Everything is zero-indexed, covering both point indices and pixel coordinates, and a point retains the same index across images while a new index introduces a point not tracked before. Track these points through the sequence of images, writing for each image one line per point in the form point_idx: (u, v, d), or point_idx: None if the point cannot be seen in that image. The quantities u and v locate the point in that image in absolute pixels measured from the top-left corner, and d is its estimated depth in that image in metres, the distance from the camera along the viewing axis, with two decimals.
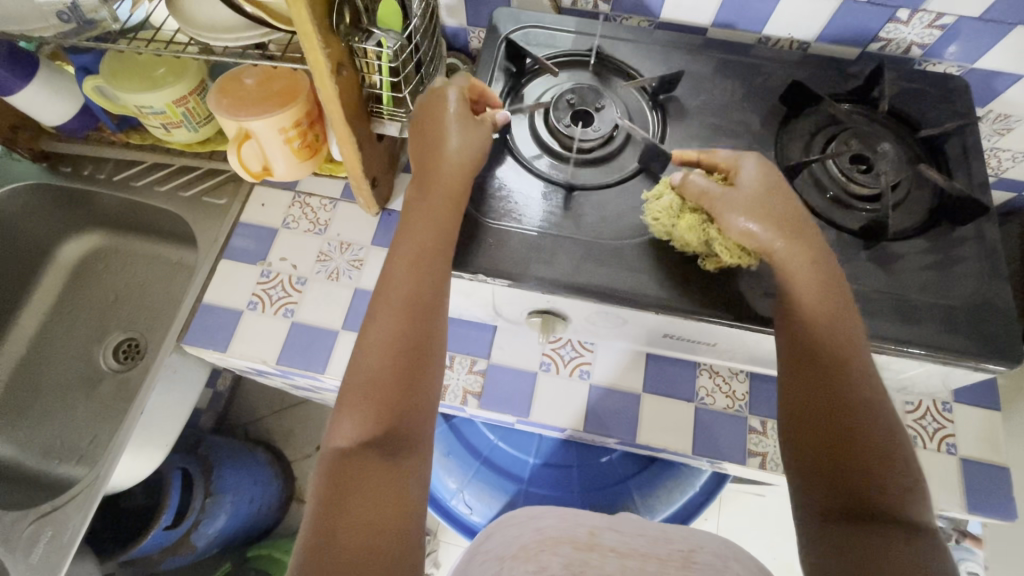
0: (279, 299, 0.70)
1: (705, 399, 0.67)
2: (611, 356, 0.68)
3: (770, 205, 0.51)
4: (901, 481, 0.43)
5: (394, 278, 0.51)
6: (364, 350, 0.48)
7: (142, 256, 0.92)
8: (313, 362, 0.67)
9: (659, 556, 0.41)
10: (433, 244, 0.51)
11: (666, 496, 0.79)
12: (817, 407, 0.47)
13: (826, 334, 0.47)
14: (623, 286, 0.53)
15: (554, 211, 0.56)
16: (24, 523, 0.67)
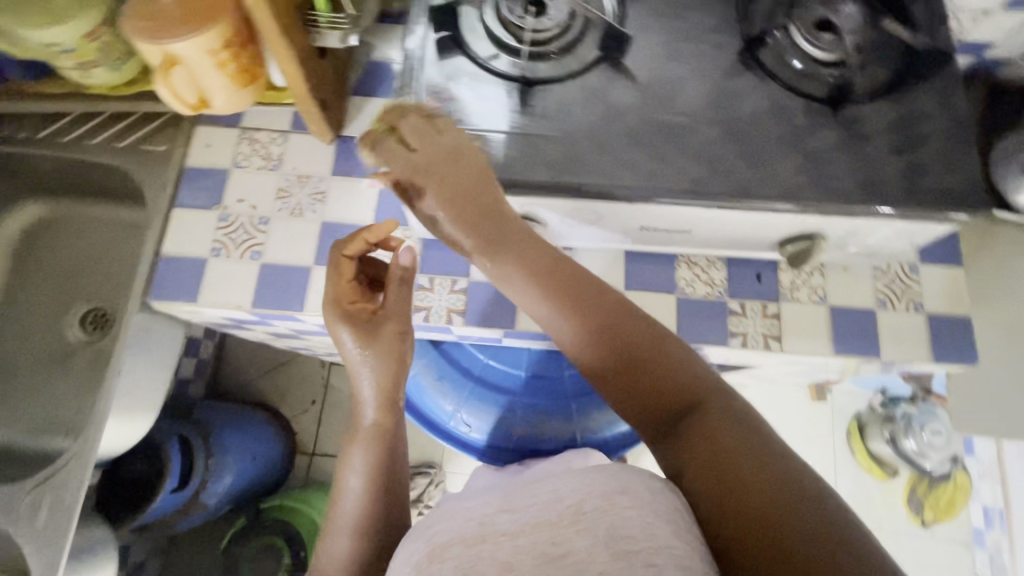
0: (243, 242, 0.67)
1: (685, 289, 0.68)
2: (591, 258, 0.68)
3: (454, 162, 0.49)
4: (678, 374, 0.45)
5: (345, 486, 0.59)
6: (330, 554, 0.58)
7: (93, 222, 0.87)
8: (289, 302, 0.66)
9: (548, 520, 0.39)
10: (367, 458, 0.59)
11: None
12: (601, 355, 0.47)
13: (573, 301, 0.48)
14: (594, 180, 0.53)
15: (515, 109, 0.55)
16: (19, 496, 0.65)
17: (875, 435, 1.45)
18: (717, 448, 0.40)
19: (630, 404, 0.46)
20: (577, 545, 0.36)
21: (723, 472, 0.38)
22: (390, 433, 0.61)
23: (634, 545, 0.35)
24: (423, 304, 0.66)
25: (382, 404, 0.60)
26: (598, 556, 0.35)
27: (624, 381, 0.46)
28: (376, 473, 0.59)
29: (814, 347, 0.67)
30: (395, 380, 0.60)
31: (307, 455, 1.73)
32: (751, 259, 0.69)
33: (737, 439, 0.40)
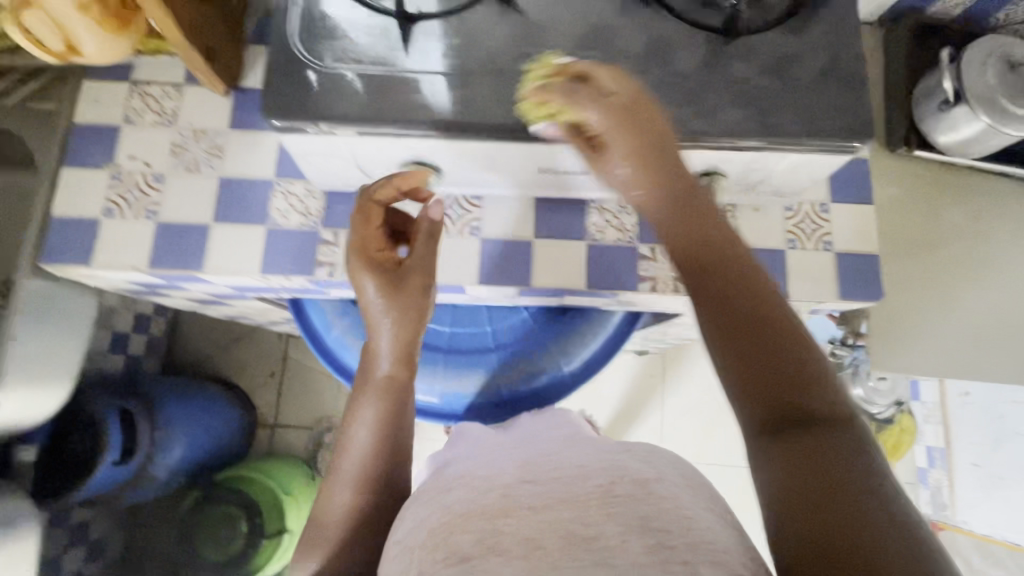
0: (137, 201, 0.65)
1: (596, 235, 0.67)
2: (501, 207, 0.67)
3: (629, 104, 0.46)
4: (803, 363, 0.39)
5: (354, 433, 0.57)
6: (326, 498, 0.56)
7: None
8: (188, 261, 0.64)
9: (580, 499, 0.41)
10: (376, 409, 0.57)
11: (580, 341, 0.82)
12: (714, 279, 0.42)
13: (700, 230, 0.45)
14: (479, 119, 0.51)
15: (395, 47, 0.52)
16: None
17: None
18: (828, 473, 0.34)
19: (716, 327, 0.41)
20: (607, 531, 0.39)
21: (818, 492, 0.34)
22: (403, 386, 0.59)
23: (671, 540, 0.37)
24: (327, 260, 0.65)
25: (399, 359, 0.59)
26: (631, 545, 0.38)
27: (728, 311, 0.41)
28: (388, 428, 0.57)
29: None
30: (413, 333, 0.60)
31: (268, 428, 1.73)
32: None
33: (854, 476, 0.34)
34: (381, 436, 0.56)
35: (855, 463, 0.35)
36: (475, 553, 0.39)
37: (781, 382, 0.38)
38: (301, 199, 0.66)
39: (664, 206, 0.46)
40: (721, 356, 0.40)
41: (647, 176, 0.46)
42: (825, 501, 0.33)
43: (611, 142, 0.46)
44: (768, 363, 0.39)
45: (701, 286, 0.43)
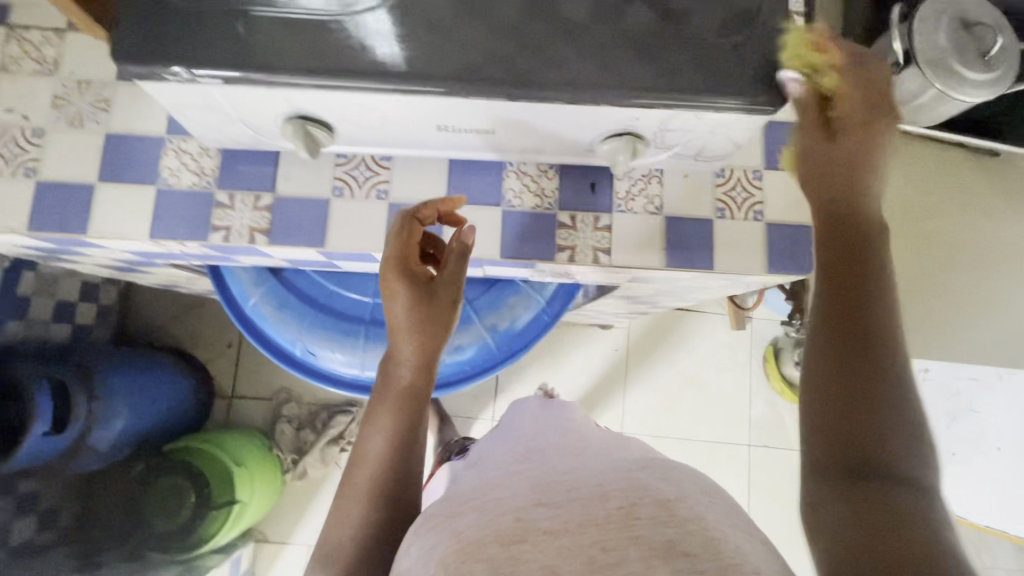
0: (15, 157, 0.60)
1: (512, 201, 0.63)
2: (411, 169, 0.63)
3: (874, 96, 0.49)
4: (891, 402, 0.41)
5: (368, 447, 0.57)
6: (337, 519, 0.54)
7: None
8: (71, 223, 0.60)
9: (597, 521, 0.40)
10: (388, 425, 0.58)
11: (509, 314, 0.79)
12: (850, 280, 0.46)
13: (858, 243, 0.48)
14: (356, 67, 0.46)
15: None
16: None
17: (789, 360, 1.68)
18: (895, 516, 0.36)
19: (829, 347, 0.44)
20: (630, 555, 0.38)
21: (879, 530, 0.36)
22: (420, 399, 0.60)
23: (698, 565, 0.37)
24: (222, 224, 0.61)
25: (418, 375, 0.60)
26: (656, 571, 0.37)
27: (855, 328, 0.44)
28: (400, 442, 0.57)
29: (646, 260, 0.64)
30: (434, 347, 0.60)
31: (226, 398, 1.70)
32: (585, 166, 0.64)
33: (918, 519, 0.36)
34: (393, 450, 0.56)
35: (920, 511, 0.36)
36: None
37: (851, 412, 0.41)
38: (195, 158, 0.61)
39: (849, 196, 0.50)
40: (817, 375, 0.44)
41: (836, 181, 0.50)
42: (890, 544, 0.34)
43: (872, 131, 0.49)
44: (856, 395, 0.41)
45: (839, 283, 0.46)
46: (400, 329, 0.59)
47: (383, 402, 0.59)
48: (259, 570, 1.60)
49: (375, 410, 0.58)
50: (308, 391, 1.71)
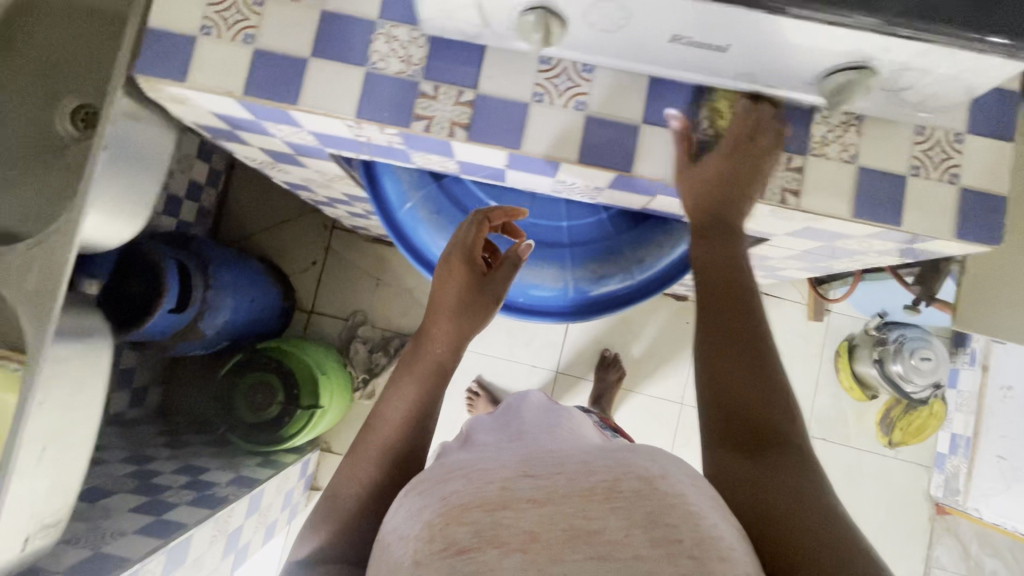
0: (236, 22, 0.62)
1: (705, 131, 0.63)
2: (611, 84, 0.63)
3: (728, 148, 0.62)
4: (767, 395, 0.55)
5: (388, 411, 0.70)
6: (350, 471, 0.66)
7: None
8: (284, 94, 0.61)
9: (581, 493, 0.47)
10: (411, 391, 0.71)
11: (657, 252, 0.79)
12: (740, 311, 0.60)
13: (744, 283, 0.62)
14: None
15: None
16: (10, 257, 0.61)
17: (863, 356, 1.68)
18: (781, 483, 0.49)
19: (722, 370, 0.57)
20: (611, 526, 0.44)
21: (775, 494, 0.49)
22: (441, 374, 0.74)
23: (678, 538, 0.43)
24: (425, 114, 0.62)
25: (442, 351, 0.75)
26: (634, 540, 0.43)
27: (738, 346, 0.58)
28: (417, 408, 0.70)
29: (832, 208, 0.63)
30: (464, 333, 0.76)
31: (305, 312, 1.76)
32: (785, 104, 0.63)
33: (797, 481, 0.49)
34: (414, 414, 0.69)
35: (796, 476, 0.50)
36: (474, 545, 0.45)
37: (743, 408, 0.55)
38: (404, 45, 0.62)
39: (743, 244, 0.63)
40: (713, 395, 0.57)
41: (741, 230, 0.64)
42: (790, 508, 0.47)
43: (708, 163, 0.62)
44: (751, 397, 0.55)
45: (723, 314, 0.60)
46: (446, 308, 0.75)
47: (413, 373, 0.73)
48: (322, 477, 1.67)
49: (402, 381, 0.72)
50: (384, 317, 1.76)
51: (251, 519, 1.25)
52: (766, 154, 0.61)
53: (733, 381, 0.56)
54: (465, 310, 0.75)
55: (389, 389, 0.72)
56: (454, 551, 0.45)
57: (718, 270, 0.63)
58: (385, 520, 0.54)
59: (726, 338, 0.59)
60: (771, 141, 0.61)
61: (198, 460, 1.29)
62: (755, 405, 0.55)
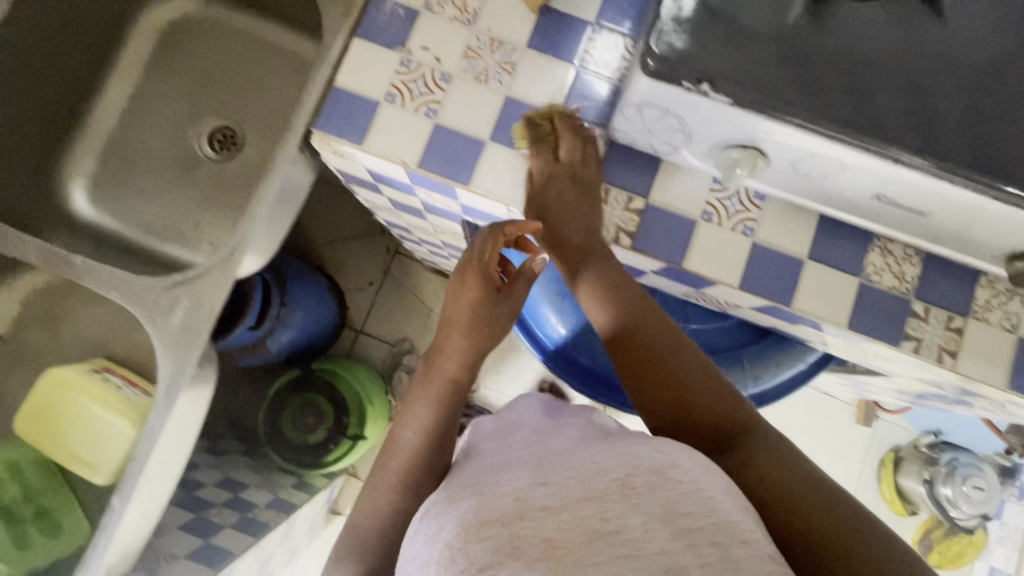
0: (421, 95, 0.62)
1: (872, 276, 0.62)
2: (780, 216, 0.62)
3: (549, 165, 0.60)
4: (710, 398, 0.55)
5: (402, 435, 0.66)
6: (370, 504, 0.63)
7: (119, 285, 0.61)
8: (456, 173, 0.61)
9: (595, 494, 0.41)
10: (423, 411, 0.67)
11: (775, 369, 0.78)
12: (670, 341, 0.58)
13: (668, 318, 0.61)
14: (855, 114, 0.46)
15: (795, 35, 0.46)
16: (157, 289, 0.60)
17: (910, 471, 1.62)
18: (771, 474, 0.48)
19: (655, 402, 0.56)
20: (630, 524, 0.39)
21: (779, 489, 0.47)
22: (454, 385, 0.69)
23: (695, 523, 0.38)
24: None
25: (458, 368, 0.69)
26: (655, 534, 0.38)
27: (667, 371, 0.56)
28: (433, 431, 0.65)
29: (989, 374, 0.61)
30: (481, 348, 0.71)
31: (352, 331, 1.74)
32: (951, 261, 0.62)
33: (781, 463, 0.49)
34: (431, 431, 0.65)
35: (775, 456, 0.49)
36: (492, 563, 0.39)
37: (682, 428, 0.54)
38: None
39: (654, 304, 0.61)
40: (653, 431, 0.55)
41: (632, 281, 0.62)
42: (801, 493, 0.46)
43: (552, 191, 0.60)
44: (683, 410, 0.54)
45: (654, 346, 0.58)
46: (460, 323, 0.70)
47: (428, 393, 0.68)
48: (342, 503, 1.61)
49: (416, 401, 0.68)
50: None
51: (280, 545, 1.21)
52: (581, 164, 0.61)
53: (676, 397, 0.55)
54: (482, 317, 0.70)
55: (400, 415, 0.69)
56: (475, 570, 0.39)
57: (615, 301, 0.60)
58: (405, 547, 0.47)
59: (655, 376, 0.56)
60: (580, 146, 0.60)
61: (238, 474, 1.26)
62: (703, 411, 0.54)
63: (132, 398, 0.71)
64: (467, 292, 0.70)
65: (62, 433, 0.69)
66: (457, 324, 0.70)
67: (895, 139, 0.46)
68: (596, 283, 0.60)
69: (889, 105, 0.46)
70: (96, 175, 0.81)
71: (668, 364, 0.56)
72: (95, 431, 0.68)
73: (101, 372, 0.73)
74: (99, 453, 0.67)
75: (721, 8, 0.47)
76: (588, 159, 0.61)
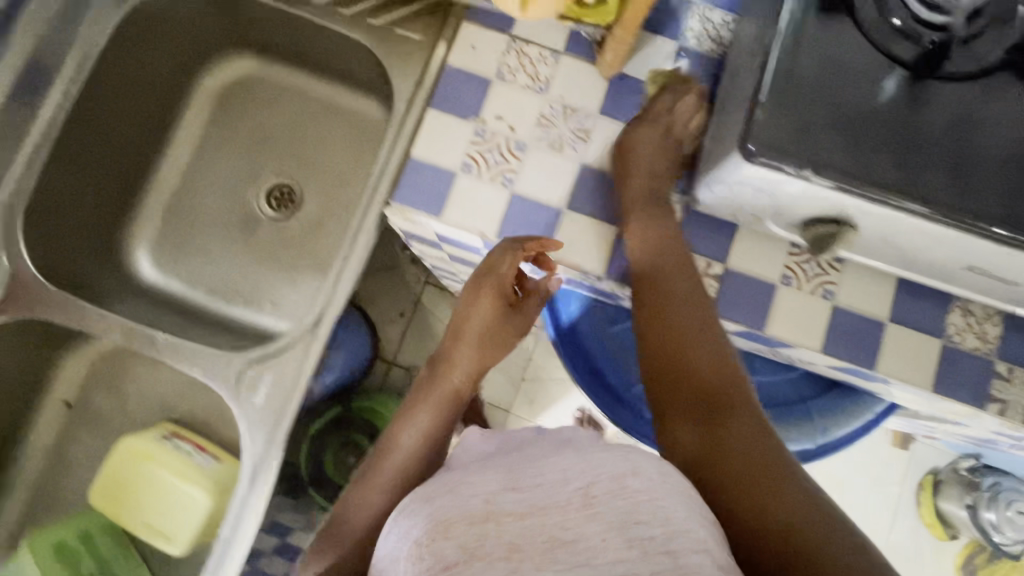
0: (497, 165, 0.62)
1: (954, 337, 0.62)
2: (860, 278, 0.62)
3: (649, 114, 0.61)
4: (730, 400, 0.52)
5: (405, 434, 0.66)
6: (362, 496, 0.63)
7: (200, 360, 0.62)
8: (535, 242, 0.62)
9: (559, 503, 0.43)
10: (427, 415, 0.67)
11: (844, 419, 0.78)
12: (697, 331, 0.56)
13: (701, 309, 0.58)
14: (960, 195, 0.46)
15: (894, 122, 0.47)
16: (239, 366, 0.62)
17: (951, 495, 1.42)
18: (771, 484, 0.47)
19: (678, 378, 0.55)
20: (590, 532, 0.41)
21: (771, 496, 0.46)
22: (459, 394, 0.69)
23: (649, 531, 0.41)
24: None
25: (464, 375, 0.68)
26: (612, 541, 0.41)
27: (693, 360, 0.55)
28: (433, 434, 0.66)
29: None
30: (489, 359, 0.69)
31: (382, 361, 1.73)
32: None
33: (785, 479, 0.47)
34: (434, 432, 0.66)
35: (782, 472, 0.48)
36: (460, 561, 0.41)
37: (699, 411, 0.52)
38: None
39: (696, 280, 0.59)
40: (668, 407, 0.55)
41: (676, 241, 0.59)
42: (794, 509, 0.45)
43: (639, 134, 0.60)
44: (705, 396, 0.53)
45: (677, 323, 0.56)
46: (471, 335, 0.67)
47: (430, 398, 0.68)
48: None
49: (421, 402, 0.68)
50: None
51: None
52: (682, 125, 0.61)
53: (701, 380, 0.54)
54: (493, 332, 0.68)
55: (404, 410, 0.68)
56: (442, 568, 0.41)
57: (654, 256, 0.58)
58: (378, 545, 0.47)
59: (680, 354, 0.55)
60: (693, 110, 0.61)
61: (281, 515, 1.26)
62: (723, 403, 0.52)
63: (205, 465, 0.71)
64: (484, 307, 0.66)
65: (138, 501, 0.70)
66: (467, 335, 0.68)
67: (1000, 219, 0.45)
68: (646, 228, 0.59)
69: (993, 185, 0.46)
70: (159, 239, 0.81)
71: (696, 352, 0.55)
72: (172, 501, 0.69)
73: (172, 439, 0.73)
74: (176, 525, 0.68)
75: (820, 97, 0.47)
76: (691, 126, 0.61)
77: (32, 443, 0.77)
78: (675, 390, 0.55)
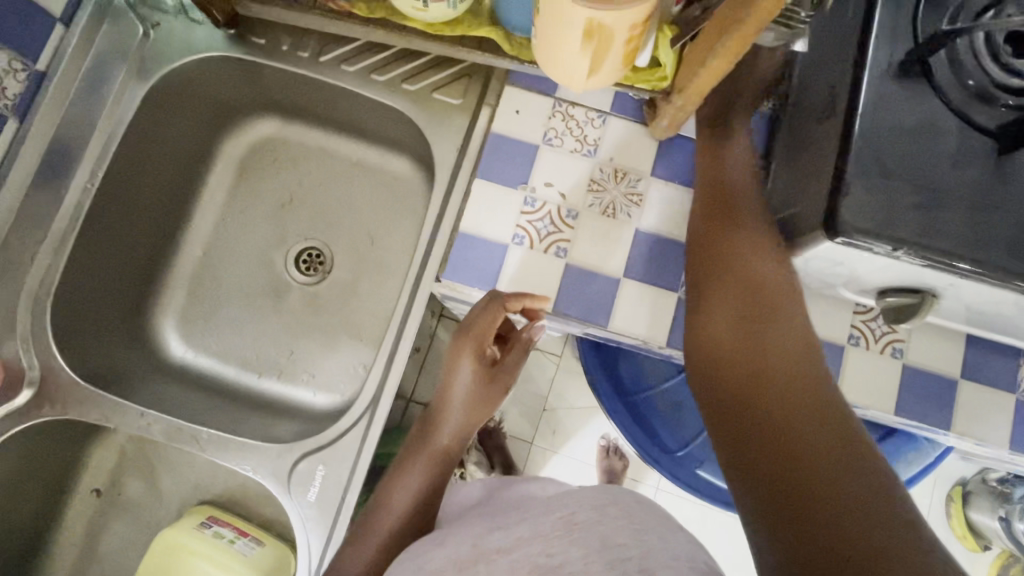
0: (549, 234, 0.60)
1: None
2: (929, 335, 0.60)
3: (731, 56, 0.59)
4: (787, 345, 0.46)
5: (394, 494, 0.57)
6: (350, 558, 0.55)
7: (251, 455, 0.63)
8: (594, 313, 0.59)
9: (543, 533, 0.40)
10: (415, 478, 0.57)
11: (903, 467, 0.76)
12: (745, 270, 0.51)
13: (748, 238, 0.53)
14: None
15: (985, 194, 0.45)
16: (291, 461, 0.62)
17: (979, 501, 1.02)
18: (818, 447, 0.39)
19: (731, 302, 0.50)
20: (571, 557, 0.37)
21: (823, 457, 0.38)
22: (448, 456, 0.59)
23: (627, 552, 0.36)
24: None
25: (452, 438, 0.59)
26: (593, 564, 0.36)
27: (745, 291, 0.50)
28: (423, 493, 0.56)
29: None
30: (478, 418, 0.60)
31: None
32: None
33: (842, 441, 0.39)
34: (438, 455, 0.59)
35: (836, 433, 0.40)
36: None
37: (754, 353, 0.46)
38: None
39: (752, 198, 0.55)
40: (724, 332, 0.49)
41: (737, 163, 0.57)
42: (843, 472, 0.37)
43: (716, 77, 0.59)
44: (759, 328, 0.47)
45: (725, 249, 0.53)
46: (456, 396, 0.59)
47: (416, 460, 0.59)
48: None
49: (408, 463, 0.58)
50: None
51: None
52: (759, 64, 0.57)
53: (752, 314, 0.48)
54: (477, 395, 0.59)
55: (392, 474, 0.59)
56: None
57: (710, 172, 0.58)
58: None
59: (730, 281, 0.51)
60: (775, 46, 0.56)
61: None
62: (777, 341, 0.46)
63: (247, 553, 0.68)
64: (465, 363, 0.59)
65: None
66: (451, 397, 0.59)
67: None
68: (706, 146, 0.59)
69: None
70: (183, 315, 0.78)
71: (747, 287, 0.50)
72: None
73: (211, 526, 0.70)
74: None
75: (909, 172, 0.45)
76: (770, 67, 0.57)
77: (64, 536, 0.73)
78: (727, 311, 0.50)
